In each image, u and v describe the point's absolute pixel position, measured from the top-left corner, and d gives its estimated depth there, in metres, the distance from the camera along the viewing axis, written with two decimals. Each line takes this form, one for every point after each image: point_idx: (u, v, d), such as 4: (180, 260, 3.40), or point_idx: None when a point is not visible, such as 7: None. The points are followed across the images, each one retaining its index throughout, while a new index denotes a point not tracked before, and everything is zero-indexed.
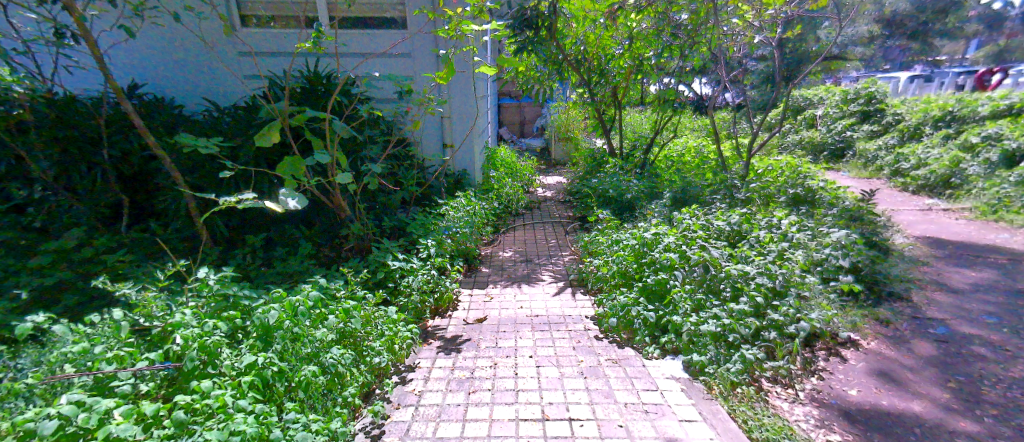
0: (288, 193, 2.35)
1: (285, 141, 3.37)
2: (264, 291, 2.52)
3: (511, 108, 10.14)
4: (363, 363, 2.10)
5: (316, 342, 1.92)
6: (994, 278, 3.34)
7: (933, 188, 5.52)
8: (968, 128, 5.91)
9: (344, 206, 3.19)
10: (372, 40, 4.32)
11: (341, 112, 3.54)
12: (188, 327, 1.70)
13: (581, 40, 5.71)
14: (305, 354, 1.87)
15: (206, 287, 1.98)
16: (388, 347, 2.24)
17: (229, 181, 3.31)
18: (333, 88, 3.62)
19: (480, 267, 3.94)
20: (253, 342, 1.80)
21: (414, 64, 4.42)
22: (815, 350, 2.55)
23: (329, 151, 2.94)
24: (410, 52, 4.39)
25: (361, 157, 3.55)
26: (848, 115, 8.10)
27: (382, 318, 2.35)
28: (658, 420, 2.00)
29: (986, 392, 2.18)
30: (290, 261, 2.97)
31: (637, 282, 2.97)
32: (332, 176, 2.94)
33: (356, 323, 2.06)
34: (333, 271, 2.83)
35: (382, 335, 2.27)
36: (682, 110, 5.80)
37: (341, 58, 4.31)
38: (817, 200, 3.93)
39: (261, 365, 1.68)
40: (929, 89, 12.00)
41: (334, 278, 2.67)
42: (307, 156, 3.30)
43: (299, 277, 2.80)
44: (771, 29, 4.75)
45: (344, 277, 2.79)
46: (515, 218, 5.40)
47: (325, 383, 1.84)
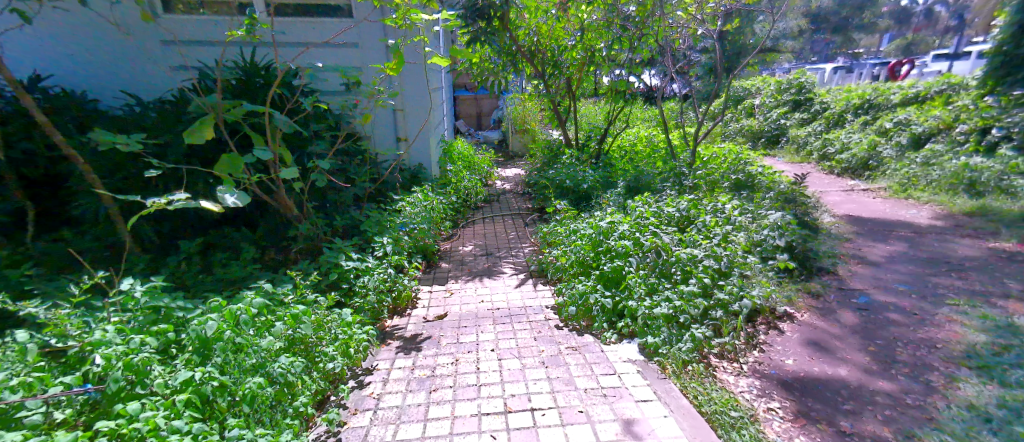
0: (225, 189, 2.21)
1: (220, 137, 3.19)
2: (201, 301, 2.38)
3: (467, 100, 10.05)
4: (315, 370, 2.05)
5: (263, 352, 1.84)
6: (904, 249, 3.70)
7: (855, 171, 6.02)
8: (882, 115, 6.48)
9: (289, 204, 3.07)
10: (314, 28, 4.15)
11: (281, 106, 3.38)
12: (112, 345, 1.58)
13: (534, 31, 5.68)
14: (251, 365, 1.79)
15: (132, 300, 1.86)
16: (343, 351, 2.20)
17: (157, 182, 3.09)
18: (272, 79, 3.44)
19: (439, 262, 3.91)
20: (189, 357, 1.71)
21: (361, 55, 4.29)
22: (756, 325, 2.76)
23: (272, 147, 2.80)
24: (356, 41, 4.25)
25: (309, 153, 3.40)
26: (781, 105, 8.66)
27: (335, 322, 2.28)
28: (616, 403, 2.08)
29: (901, 352, 2.41)
30: (231, 266, 2.82)
31: (595, 270, 3.07)
32: (273, 174, 2.81)
33: (306, 328, 2.00)
34: (280, 276, 2.71)
35: (336, 339, 2.21)
36: (633, 101, 5.98)
37: (280, 47, 4.10)
38: (756, 185, 4.22)
39: (199, 381, 1.60)
40: (849, 80, 13.08)
41: (282, 283, 2.56)
42: (246, 154, 3.14)
43: (241, 283, 2.67)
44: (713, 22, 4.95)
45: (293, 281, 2.68)
46: (473, 211, 5.39)
47: (273, 394, 1.77)
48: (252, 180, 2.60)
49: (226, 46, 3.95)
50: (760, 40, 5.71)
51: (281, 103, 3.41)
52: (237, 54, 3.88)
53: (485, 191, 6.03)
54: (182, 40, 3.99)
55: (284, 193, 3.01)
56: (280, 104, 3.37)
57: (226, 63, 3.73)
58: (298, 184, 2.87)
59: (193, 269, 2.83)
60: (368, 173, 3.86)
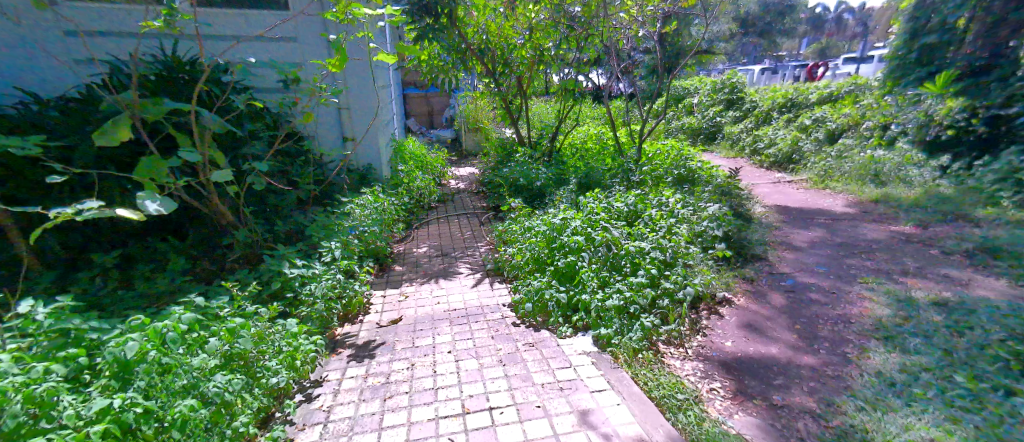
0: (146, 196, 2.07)
1: (138, 138, 2.96)
2: (121, 319, 2.20)
3: (417, 98, 9.90)
4: (257, 386, 1.95)
5: (195, 371, 1.74)
6: (824, 234, 4.07)
7: (781, 164, 6.52)
8: (803, 113, 7.07)
9: (221, 209, 2.91)
10: (245, 21, 3.95)
11: (209, 104, 3.19)
12: (8, 376, 1.44)
13: (483, 29, 5.67)
14: (182, 387, 1.68)
15: (34, 324, 1.72)
16: (288, 364, 2.11)
17: (63, 190, 2.83)
18: (197, 75, 3.23)
19: (392, 265, 3.85)
20: (107, 383, 1.58)
21: (299, 50, 4.13)
22: (699, 311, 2.93)
23: (200, 149, 2.63)
24: (293, 36, 4.09)
25: (243, 154, 3.22)
26: (717, 103, 9.22)
27: (279, 334, 2.19)
28: (572, 395, 2.15)
29: (824, 329, 2.65)
30: (156, 280, 2.63)
31: (549, 266, 3.14)
32: (203, 178, 2.65)
33: (245, 343, 1.90)
34: (214, 288, 2.56)
35: (280, 351, 2.13)
36: (582, 100, 6.14)
37: (206, 41, 3.85)
38: (696, 179, 4.50)
39: (120, 408, 1.49)
40: (776, 80, 14.12)
41: (217, 295, 2.42)
42: (169, 157, 2.94)
43: (169, 298, 2.50)
44: (653, 24, 5.17)
45: (229, 293, 2.54)
46: (427, 211, 5.33)
47: (209, 416, 1.68)
48: (178, 185, 2.44)
49: (141, 38, 3.67)
50: (697, 42, 6.05)
51: (209, 101, 3.22)
52: (155, 46, 3.61)
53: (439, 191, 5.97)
54: (87, 30, 3.67)
55: (216, 197, 2.84)
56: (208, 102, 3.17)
57: (142, 56, 3.45)
58: (232, 188, 2.72)
59: (111, 284, 2.61)
60: (311, 175, 3.71)
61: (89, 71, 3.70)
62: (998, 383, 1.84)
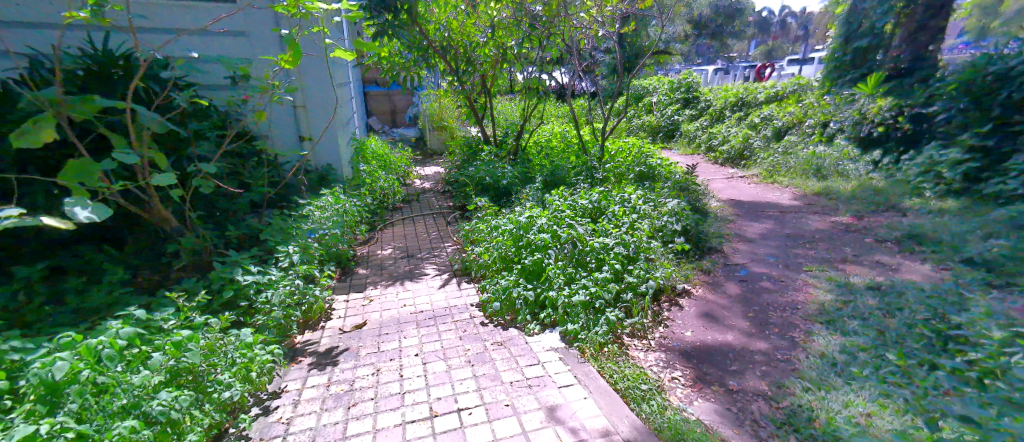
0: (74, 202, 1.94)
1: (67, 140, 2.76)
2: (51, 337, 2.04)
3: (378, 97, 9.71)
4: (207, 401, 1.83)
5: (135, 390, 1.63)
6: (773, 226, 4.30)
7: (733, 160, 6.84)
8: (753, 111, 7.43)
9: (163, 214, 2.76)
10: (186, 14, 3.76)
11: (147, 103, 3.01)
12: None
13: (445, 26, 5.62)
14: (121, 407, 1.57)
15: None
16: (242, 376, 2.01)
17: None
18: (134, 71, 3.03)
19: (355, 268, 3.77)
20: (33, 408, 1.46)
21: (248, 45, 3.96)
22: (661, 303, 3.04)
23: (138, 149, 2.47)
24: (241, 30, 3.92)
25: (187, 154, 3.04)
26: (675, 102, 9.55)
27: (233, 345, 2.09)
28: (540, 392, 2.19)
29: (775, 315, 2.80)
30: (92, 292, 2.46)
31: (516, 264, 3.16)
32: (142, 181, 2.50)
33: (194, 356, 1.80)
34: (159, 299, 2.41)
35: (234, 364, 2.02)
36: (546, 98, 6.20)
37: (142, 33, 3.63)
38: (656, 176, 4.65)
39: (48, 434, 1.37)
40: (728, 80, 14.77)
41: (162, 307, 2.29)
42: (103, 159, 2.76)
43: (106, 312, 2.34)
44: (612, 24, 5.29)
45: (176, 304, 2.40)
46: (391, 212, 5.25)
47: (153, 436, 1.57)
48: (114, 190, 2.29)
49: (67, 29, 3.43)
50: (654, 42, 6.24)
51: (147, 98, 3.02)
52: (83, 40, 3.38)
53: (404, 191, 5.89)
54: (3, 21, 3.39)
55: (156, 202, 2.69)
56: (147, 99, 2.98)
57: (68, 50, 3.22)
58: (176, 191, 2.57)
59: (40, 299, 2.41)
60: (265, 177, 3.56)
61: (8, 65, 3.43)
62: (924, 358, 2.02)
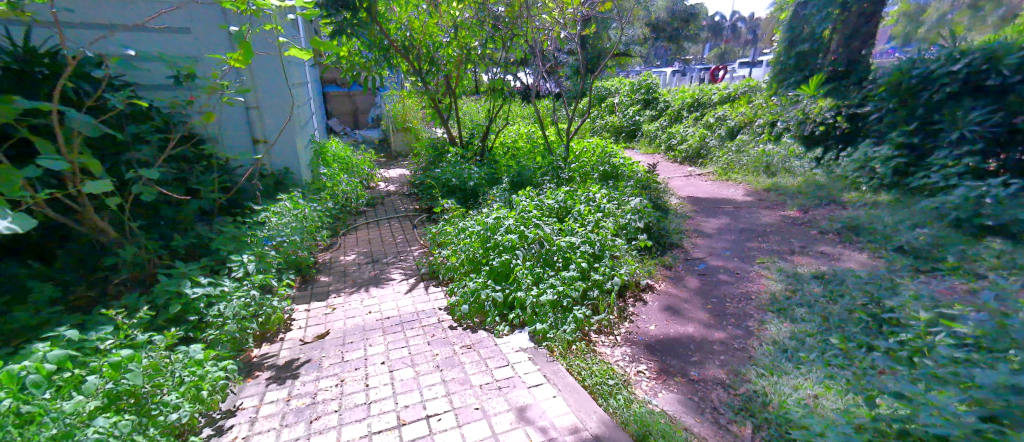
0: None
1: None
2: None
3: (339, 97, 9.47)
4: (151, 426, 1.72)
5: (67, 418, 1.53)
6: (729, 221, 4.49)
7: (691, 159, 7.09)
8: (709, 111, 7.74)
9: (97, 222, 2.57)
10: (122, 8, 3.54)
11: (77, 105, 2.80)
12: None
13: (406, 25, 5.55)
14: (51, 438, 1.45)
15: None
16: (192, 396, 1.88)
17: None
18: (60, 70, 2.81)
19: (317, 276, 3.67)
20: None
21: (194, 42, 3.79)
22: (626, 299, 3.12)
23: (67, 155, 2.30)
24: (186, 27, 3.74)
25: (125, 159, 2.84)
26: (636, 102, 9.81)
27: (181, 363, 1.97)
28: (510, 393, 2.21)
29: (732, 306, 2.93)
30: (19, 312, 2.26)
31: (484, 266, 3.16)
32: (74, 189, 2.32)
33: (135, 376, 1.68)
34: (95, 316, 2.24)
35: (182, 383, 1.90)
36: (511, 99, 6.23)
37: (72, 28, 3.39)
38: (619, 175, 4.77)
39: None
40: (685, 82, 15.33)
41: (100, 325, 2.13)
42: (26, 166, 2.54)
43: (35, 332, 2.15)
44: (574, 26, 5.40)
45: (115, 321, 2.24)
46: (355, 217, 5.14)
47: None
48: (40, 198, 2.12)
49: None
50: (615, 44, 6.39)
51: (76, 99, 2.81)
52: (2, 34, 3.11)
53: (367, 194, 5.77)
54: None
55: (89, 210, 2.51)
56: (77, 99, 2.77)
57: None
58: (113, 199, 2.40)
59: None
60: (215, 181, 3.38)
61: None
62: (862, 341, 2.17)
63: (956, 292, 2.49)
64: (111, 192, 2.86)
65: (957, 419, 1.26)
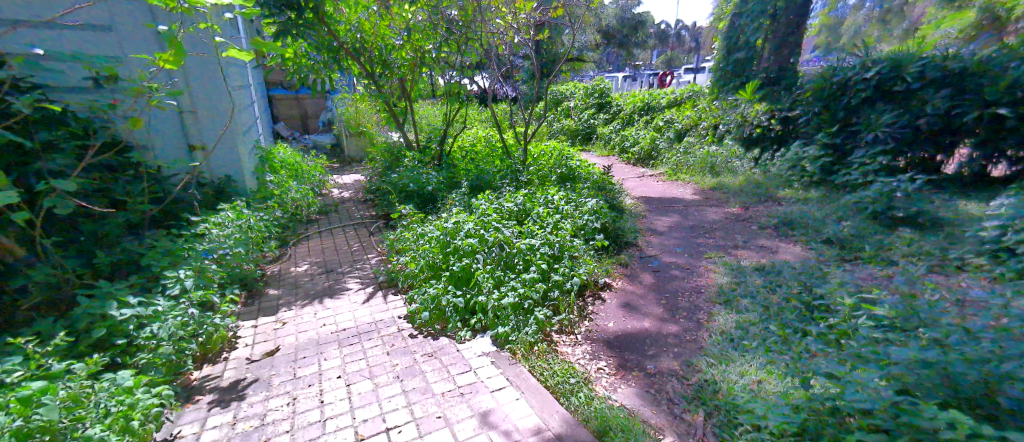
0: None
1: None
2: None
3: (286, 101, 9.09)
4: None
5: None
6: (678, 219, 4.68)
7: (643, 160, 7.35)
8: (659, 115, 8.06)
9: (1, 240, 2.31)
10: None
11: None
12: None
13: (356, 27, 5.36)
14: None
15: None
16: (121, 428, 1.73)
17: None
18: None
19: (266, 290, 3.50)
20: None
21: (119, 42, 3.52)
22: (586, 297, 3.19)
23: None
24: (109, 25, 3.46)
25: (36, 169, 2.57)
26: (590, 106, 10.06)
27: (107, 393, 1.81)
28: (473, 398, 2.19)
29: (685, 299, 3.06)
30: None
31: (445, 271, 3.13)
32: None
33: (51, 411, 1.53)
34: (3, 346, 2.02)
35: (109, 414, 1.75)
36: (468, 103, 6.21)
37: None
38: (576, 177, 4.87)
39: None
40: (636, 86, 15.91)
41: (10, 356, 1.92)
42: None
43: None
44: (527, 32, 5.49)
45: (27, 351, 2.02)
46: (307, 225, 4.95)
47: None
48: None
49: None
50: (569, 50, 6.53)
51: None
52: None
53: (320, 202, 5.58)
54: None
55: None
56: None
57: None
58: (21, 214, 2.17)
59: None
60: (145, 192, 3.14)
61: None
62: (798, 327, 2.35)
63: (875, 278, 2.75)
64: (21, 207, 2.55)
65: (877, 393, 1.42)
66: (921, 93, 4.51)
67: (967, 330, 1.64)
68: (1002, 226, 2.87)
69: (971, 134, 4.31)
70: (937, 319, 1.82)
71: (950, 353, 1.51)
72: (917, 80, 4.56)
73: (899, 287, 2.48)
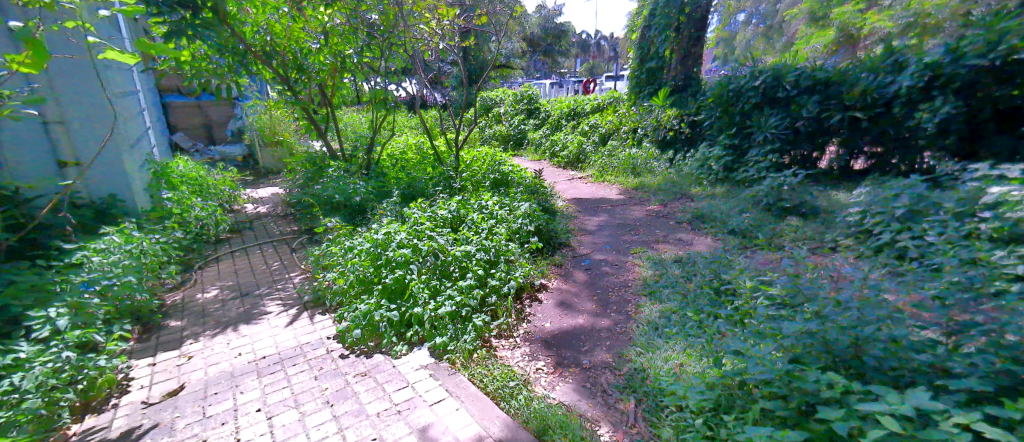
0: None
1: None
2: None
3: (186, 108, 8.22)
4: None
5: None
6: (605, 218, 4.86)
7: (571, 164, 7.57)
8: (585, 119, 8.36)
9: None
10: None
11: None
12: None
13: (264, 29, 4.93)
14: None
15: None
16: None
17: None
18: None
19: (167, 322, 3.10)
20: None
21: None
22: (523, 300, 3.18)
23: None
24: None
25: None
26: (520, 112, 10.20)
27: None
28: (411, 415, 2.09)
29: (617, 293, 3.16)
30: None
31: (377, 285, 2.96)
32: None
33: None
34: None
35: None
36: (397, 110, 6.03)
37: None
38: (509, 182, 4.89)
39: None
40: (563, 92, 16.43)
41: None
42: None
43: None
44: (452, 38, 5.51)
45: None
46: (216, 246, 4.49)
47: None
48: None
49: None
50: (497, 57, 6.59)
51: None
52: None
53: (230, 219, 5.10)
54: None
55: None
56: None
57: None
58: None
59: None
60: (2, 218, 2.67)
61: None
62: (709, 311, 2.55)
63: (769, 262, 3.07)
64: None
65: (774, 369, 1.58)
66: (798, 98, 5.16)
67: (838, 300, 1.89)
68: (862, 211, 3.37)
69: (836, 134, 5.00)
70: (816, 293, 2.06)
71: (828, 324, 1.72)
72: (795, 88, 5.21)
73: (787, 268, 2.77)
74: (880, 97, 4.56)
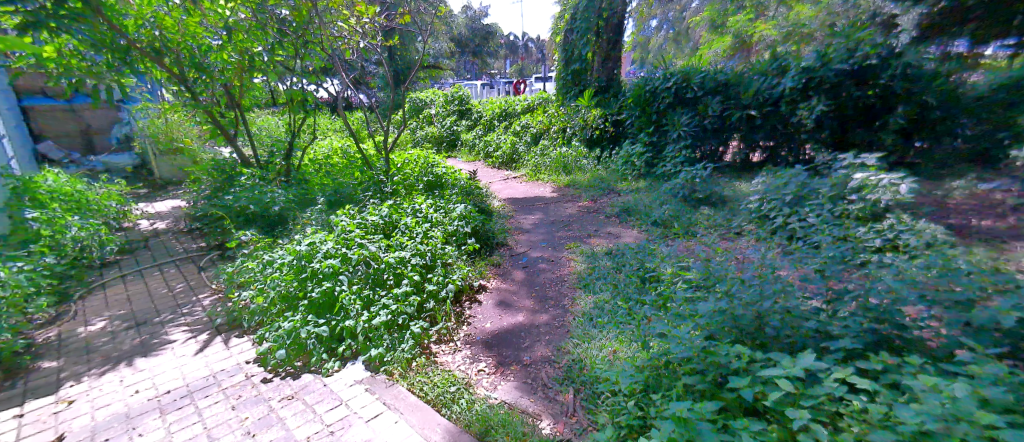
0: None
1: None
2: None
3: (60, 113, 7.13)
4: None
5: None
6: (539, 216, 4.91)
7: (505, 164, 7.59)
8: (516, 120, 8.44)
9: None
10: None
11: None
12: None
13: (152, 21, 4.39)
14: None
15: None
16: None
17: None
18: None
19: (40, 364, 2.65)
20: None
21: None
22: (462, 303, 3.11)
23: None
24: None
25: None
26: (451, 113, 10.06)
27: None
28: (345, 434, 1.95)
29: (555, 288, 3.19)
30: None
31: (302, 300, 2.73)
32: None
33: None
34: None
35: None
36: (317, 112, 5.69)
37: None
38: (443, 184, 4.79)
39: None
40: (494, 93, 16.47)
41: None
42: None
43: None
44: (373, 37, 5.31)
45: None
46: (101, 270, 3.95)
47: None
48: None
49: None
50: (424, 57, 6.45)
51: None
52: None
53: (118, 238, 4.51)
54: None
55: None
56: None
57: None
58: None
59: None
60: None
61: None
62: (637, 298, 2.66)
63: (689, 250, 3.26)
64: None
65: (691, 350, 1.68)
66: (705, 98, 5.60)
67: (742, 279, 2.06)
68: (760, 198, 3.72)
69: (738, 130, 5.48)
70: (725, 275, 2.23)
71: (734, 301, 1.88)
72: (702, 88, 5.64)
73: (701, 254, 2.97)
74: (772, 96, 5.07)
